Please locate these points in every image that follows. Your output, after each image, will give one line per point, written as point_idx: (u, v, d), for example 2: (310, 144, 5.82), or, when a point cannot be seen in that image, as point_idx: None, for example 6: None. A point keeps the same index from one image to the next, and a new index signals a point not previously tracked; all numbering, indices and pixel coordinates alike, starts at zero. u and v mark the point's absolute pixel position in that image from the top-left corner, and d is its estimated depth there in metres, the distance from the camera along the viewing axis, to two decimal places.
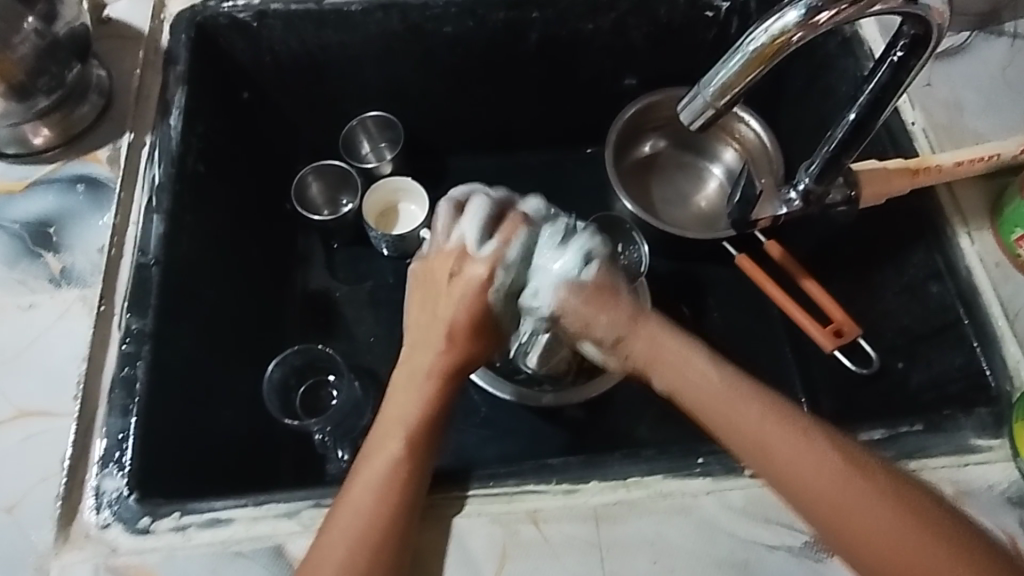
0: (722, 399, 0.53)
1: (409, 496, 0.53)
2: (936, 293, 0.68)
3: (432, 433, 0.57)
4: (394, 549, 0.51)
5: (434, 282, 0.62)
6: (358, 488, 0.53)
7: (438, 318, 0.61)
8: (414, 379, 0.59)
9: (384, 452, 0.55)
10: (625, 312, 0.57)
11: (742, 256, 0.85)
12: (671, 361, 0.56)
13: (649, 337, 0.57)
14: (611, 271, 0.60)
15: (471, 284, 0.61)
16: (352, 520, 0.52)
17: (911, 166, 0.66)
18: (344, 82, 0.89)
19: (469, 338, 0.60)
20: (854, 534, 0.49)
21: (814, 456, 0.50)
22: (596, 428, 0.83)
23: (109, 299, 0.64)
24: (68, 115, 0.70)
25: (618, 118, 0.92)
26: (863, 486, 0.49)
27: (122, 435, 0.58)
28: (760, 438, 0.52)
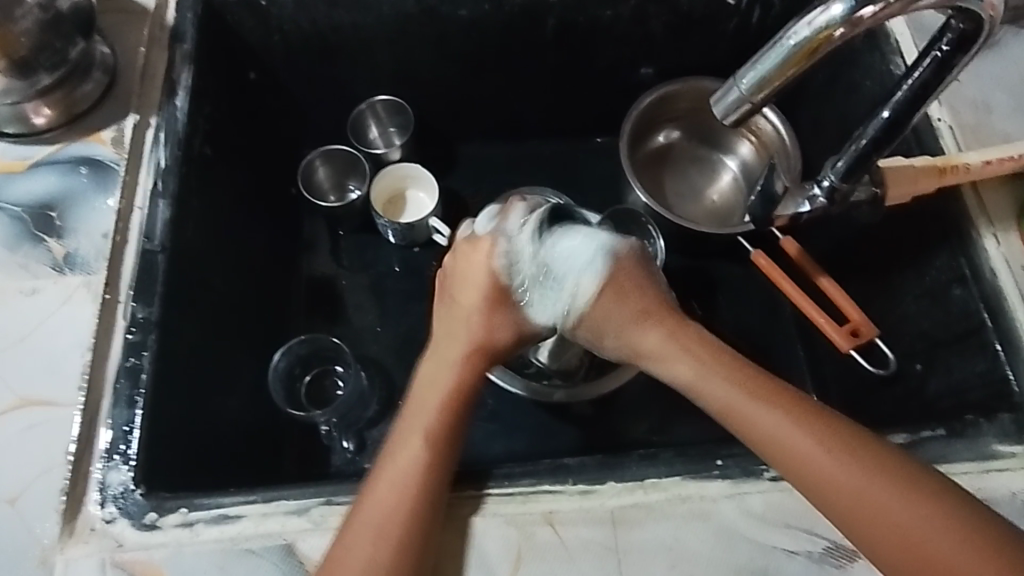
0: (740, 395, 0.54)
1: (436, 487, 0.52)
2: (959, 296, 0.67)
3: (456, 423, 0.57)
4: (421, 541, 0.50)
5: (462, 273, 0.65)
6: (383, 480, 0.53)
7: (464, 307, 0.64)
8: (440, 370, 0.60)
9: (410, 440, 0.55)
10: (632, 305, 0.60)
11: (758, 252, 0.84)
12: (686, 356, 0.57)
13: (660, 332, 0.59)
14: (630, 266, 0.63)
15: (487, 269, 0.64)
16: (381, 514, 0.51)
17: (938, 165, 0.64)
18: (354, 64, 0.86)
19: (493, 327, 0.63)
20: (880, 531, 0.48)
21: (839, 451, 0.50)
22: (605, 424, 0.82)
23: (114, 288, 0.61)
24: (71, 94, 0.67)
25: (634, 108, 0.90)
26: (883, 483, 0.49)
27: (127, 427, 0.56)
28: (779, 435, 0.52)
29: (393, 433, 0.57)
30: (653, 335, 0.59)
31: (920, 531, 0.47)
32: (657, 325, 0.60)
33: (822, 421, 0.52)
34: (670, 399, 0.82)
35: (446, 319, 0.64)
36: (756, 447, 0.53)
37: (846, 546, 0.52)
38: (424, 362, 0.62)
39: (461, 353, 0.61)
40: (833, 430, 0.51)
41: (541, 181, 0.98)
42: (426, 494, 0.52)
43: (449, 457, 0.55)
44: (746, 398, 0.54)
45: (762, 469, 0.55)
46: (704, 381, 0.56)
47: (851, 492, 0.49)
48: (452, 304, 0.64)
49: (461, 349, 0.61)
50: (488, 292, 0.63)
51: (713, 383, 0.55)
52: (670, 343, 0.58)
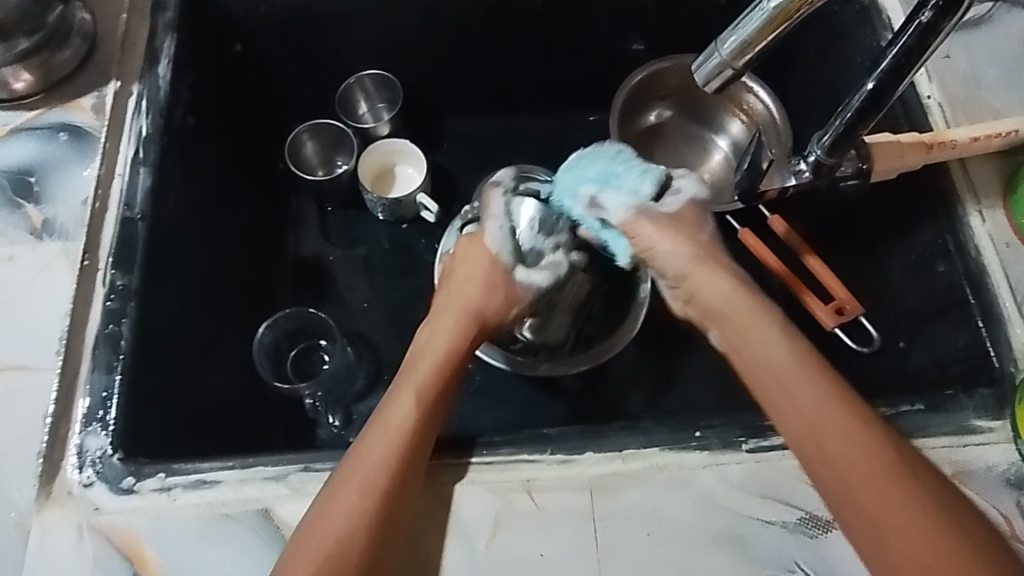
0: (784, 368, 0.54)
1: (419, 452, 0.52)
2: (944, 272, 0.66)
3: (448, 390, 0.58)
4: (395, 505, 0.50)
5: (470, 255, 0.67)
6: (371, 441, 0.52)
7: (467, 278, 0.66)
8: (438, 338, 0.61)
9: (400, 401, 0.55)
10: (686, 249, 0.61)
11: (745, 229, 0.82)
12: (735, 319, 0.57)
13: (717, 283, 0.59)
14: (700, 211, 0.64)
15: (478, 242, 0.68)
16: (366, 468, 0.51)
17: (926, 140, 0.64)
18: (341, 36, 0.86)
19: (486, 293, 0.65)
20: (886, 529, 0.47)
21: (867, 444, 0.49)
22: (591, 401, 0.82)
23: (93, 255, 0.61)
24: (49, 59, 0.66)
25: (624, 85, 0.89)
26: (905, 487, 0.48)
27: (105, 394, 0.56)
28: (812, 413, 0.51)
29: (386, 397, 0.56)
30: (710, 289, 0.59)
31: (927, 532, 0.46)
32: (715, 274, 0.59)
33: (860, 414, 0.51)
34: (657, 376, 0.83)
35: (450, 293, 0.66)
36: (783, 414, 0.53)
37: (822, 514, 0.53)
38: (422, 335, 0.63)
39: (456, 329, 0.62)
40: (868, 424, 0.50)
41: (531, 158, 0.97)
42: (407, 459, 0.52)
43: (433, 425, 0.55)
44: (794, 372, 0.53)
45: (740, 441, 0.55)
46: (754, 343, 0.56)
47: (865, 475, 0.48)
48: (456, 282, 0.66)
49: (455, 326, 0.63)
50: (488, 269, 0.66)
51: (765, 350, 0.55)
52: (734, 302, 0.58)
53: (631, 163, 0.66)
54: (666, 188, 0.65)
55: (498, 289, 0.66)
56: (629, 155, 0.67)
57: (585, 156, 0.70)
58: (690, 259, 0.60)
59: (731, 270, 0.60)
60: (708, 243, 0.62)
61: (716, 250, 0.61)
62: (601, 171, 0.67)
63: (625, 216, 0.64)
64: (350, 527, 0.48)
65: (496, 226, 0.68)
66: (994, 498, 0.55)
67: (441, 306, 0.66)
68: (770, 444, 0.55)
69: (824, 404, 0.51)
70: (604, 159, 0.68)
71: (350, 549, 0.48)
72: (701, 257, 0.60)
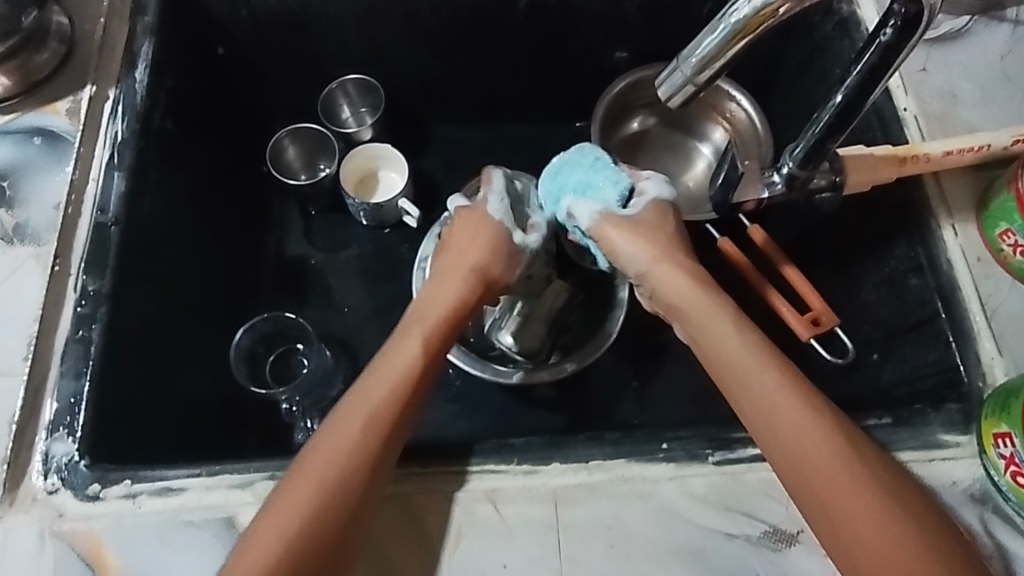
0: (743, 362, 0.54)
1: (391, 440, 0.52)
2: (916, 286, 0.67)
3: (435, 365, 0.57)
4: (360, 500, 0.50)
5: (469, 225, 0.66)
6: (338, 430, 0.52)
7: (467, 247, 0.65)
8: (431, 311, 0.60)
9: (378, 384, 0.54)
10: (650, 250, 0.62)
11: (725, 239, 0.82)
12: (699, 316, 0.57)
13: (677, 281, 0.60)
14: (661, 210, 0.65)
15: (479, 214, 0.67)
16: (332, 445, 0.51)
17: (899, 154, 0.64)
18: (324, 41, 0.86)
19: (491, 261, 0.64)
20: (842, 519, 0.47)
21: (823, 437, 0.49)
22: (569, 409, 0.83)
23: (65, 259, 0.61)
24: (27, 62, 0.66)
25: (606, 93, 0.89)
26: (861, 478, 0.48)
27: (73, 400, 0.56)
28: (770, 405, 0.51)
29: (363, 378, 0.55)
30: (673, 285, 0.60)
31: (882, 531, 0.46)
32: (673, 272, 0.60)
33: (816, 408, 0.51)
34: (634, 384, 0.83)
35: (452, 259, 0.64)
36: (745, 409, 0.53)
37: (784, 530, 0.53)
38: (419, 297, 0.62)
39: (452, 301, 0.61)
40: (823, 418, 0.50)
41: (515, 165, 0.97)
42: (378, 451, 0.51)
43: (414, 407, 0.55)
44: (754, 366, 0.53)
45: (707, 453, 0.55)
46: (714, 339, 0.56)
47: (822, 473, 0.49)
48: (456, 249, 0.65)
49: (451, 299, 0.61)
50: (491, 239, 0.65)
51: (723, 347, 0.55)
52: (696, 299, 0.58)
53: (607, 171, 0.67)
54: (635, 194, 0.66)
55: (500, 257, 0.65)
56: (606, 162, 0.68)
57: (565, 162, 0.70)
58: (650, 258, 0.61)
59: (692, 268, 0.61)
60: (671, 242, 0.63)
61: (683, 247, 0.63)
62: (577, 178, 0.68)
63: (593, 224, 0.65)
64: (320, 503, 0.49)
65: (494, 200, 0.67)
66: (959, 514, 0.55)
67: (438, 272, 0.64)
68: (736, 457, 0.55)
69: (781, 397, 0.51)
70: (584, 167, 0.68)
71: (315, 531, 0.48)
72: (662, 257, 0.61)
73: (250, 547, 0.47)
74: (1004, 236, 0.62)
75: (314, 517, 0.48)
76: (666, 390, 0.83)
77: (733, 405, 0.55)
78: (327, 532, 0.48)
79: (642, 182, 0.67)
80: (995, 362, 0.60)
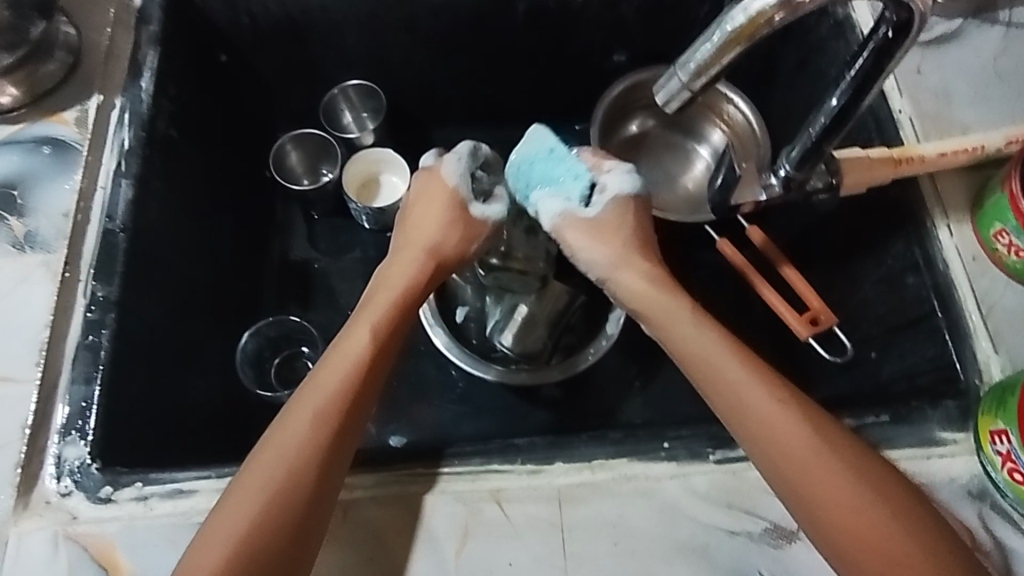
0: (707, 358, 0.55)
1: (345, 430, 0.53)
2: (913, 285, 0.68)
3: (388, 350, 0.58)
4: (309, 496, 0.50)
5: (428, 193, 0.66)
6: (285, 430, 0.52)
7: (425, 219, 0.65)
8: (385, 292, 0.61)
9: (333, 367, 0.55)
10: (610, 252, 0.62)
11: (724, 240, 0.83)
12: (662, 316, 0.58)
13: (638, 286, 0.60)
14: (624, 209, 0.63)
15: (437, 181, 0.66)
16: (290, 440, 0.52)
17: (894, 155, 0.65)
18: (326, 47, 0.87)
19: (448, 234, 0.64)
20: (817, 501, 0.50)
21: (789, 424, 0.51)
22: (570, 409, 0.84)
23: (74, 266, 0.62)
24: (34, 72, 0.67)
25: (605, 96, 0.91)
26: (828, 460, 0.50)
27: (84, 404, 0.57)
28: (737, 400, 0.53)
29: (313, 374, 0.55)
30: (634, 289, 0.60)
31: (865, 514, 0.48)
32: (635, 278, 0.61)
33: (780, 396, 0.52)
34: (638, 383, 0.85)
35: (409, 234, 0.65)
36: (716, 405, 0.54)
37: (785, 527, 0.54)
38: (378, 276, 0.64)
39: (405, 282, 0.62)
40: (788, 406, 0.52)
41: None
42: (329, 443, 0.52)
43: (368, 394, 0.56)
44: (719, 362, 0.55)
45: (708, 452, 0.56)
46: (680, 340, 0.57)
47: (800, 463, 0.50)
48: (413, 224, 0.65)
49: (406, 282, 0.62)
50: (446, 208, 0.65)
51: (691, 347, 0.56)
52: (656, 300, 0.59)
53: (568, 162, 0.64)
54: (598, 190, 0.64)
55: (451, 235, 0.65)
56: (564, 152, 0.65)
57: (524, 151, 0.66)
58: (609, 265, 0.62)
59: (653, 271, 0.61)
60: (632, 245, 0.62)
61: (648, 245, 0.63)
62: (538, 173, 0.65)
63: (558, 226, 0.64)
64: (276, 493, 0.50)
65: (454, 164, 0.66)
66: (957, 510, 0.56)
67: (397, 247, 0.65)
68: (737, 455, 0.56)
69: (747, 389, 0.53)
70: (542, 160, 0.65)
71: (270, 524, 0.49)
72: (623, 260, 0.61)
73: (209, 533, 0.49)
74: (999, 236, 0.62)
75: (258, 520, 0.49)
76: (667, 388, 0.84)
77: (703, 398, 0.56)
78: (277, 528, 0.49)
79: (606, 176, 0.64)
80: (993, 360, 0.61)
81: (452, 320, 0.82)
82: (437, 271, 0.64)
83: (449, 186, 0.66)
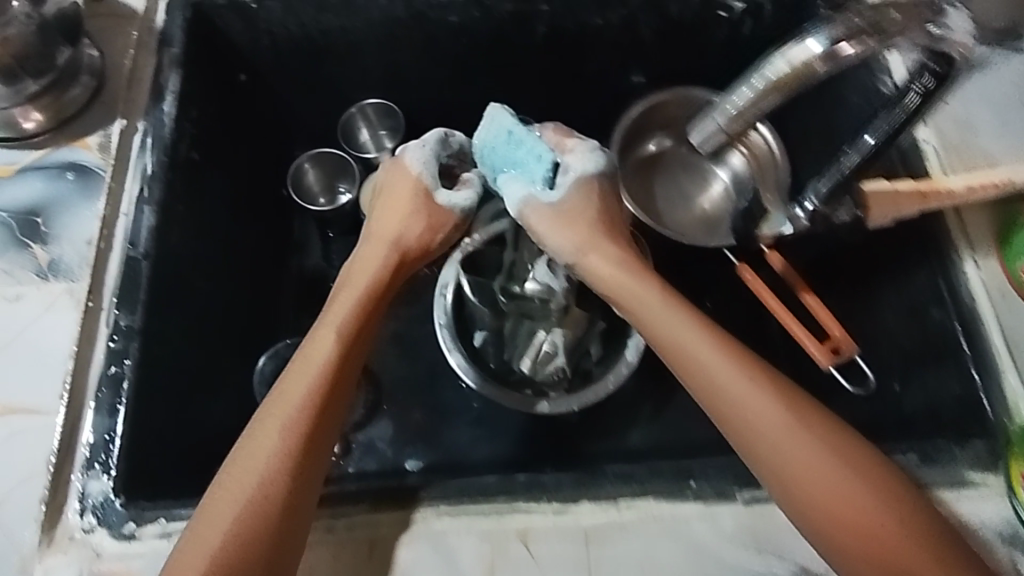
0: (673, 337, 0.58)
1: (323, 420, 0.55)
2: (937, 319, 0.67)
3: (355, 349, 0.60)
4: (286, 484, 0.52)
5: (394, 185, 0.68)
6: (259, 432, 0.54)
7: (391, 212, 0.67)
8: (350, 293, 0.63)
9: (312, 360, 0.57)
10: (579, 236, 0.63)
11: (742, 264, 0.82)
12: (631, 297, 0.61)
13: (606, 268, 0.62)
14: (584, 194, 0.65)
15: (402, 172, 0.68)
16: (268, 432, 0.54)
17: (921, 189, 0.66)
18: (345, 67, 0.86)
19: (414, 228, 0.67)
20: (786, 475, 0.52)
21: (754, 398, 0.54)
22: (586, 431, 0.85)
23: (97, 296, 0.61)
24: (59, 98, 0.67)
25: (624, 117, 0.91)
26: (795, 435, 0.52)
27: (108, 436, 0.56)
28: (702, 379, 0.56)
29: (285, 375, 0.57)
30: (603, 272, 0.62)
31: (834, 487, 0.51)
32: (602, 261, 0.62)
33: (745, 370, 0.55)
34: (652, 404, 0.86)
35: (376, 229, 0.67)
36: (686, 381, 0.58)
37: (814, 569, 0.53)
38: (343, 276, 0.66)
39: (369, 282, 0.64)
40: (754, 379, 0.54)
41: None
42: (306, 430, 0.54)
43: (340, 386, 0.58)
44: (684, 341, 0.57)
45: (735, 491, 0.56)
46: (649, 318, 0.60)
47: (766, 437, 0.53)
48: (380, 218, 0.67)
49: (368, 281, 0.64)
50: (412, 201, 0.67)
51: (661, 328, 0.59)
52: (625, 281, 0.61)
53: (528, 146, 0.66)
54: (561, 172, 0.66)
55: (416, 226, 0.67)
56: (523, 134, 0.67)
57: (489, 136, 0.68)
58: (577, 250, 0.63)
59: (621, 253, 0.63)
60: (598, 228, 0.64)
61: (614, 228, 0.65)
62: (503, 159, 0.67)
63: (518, 209, 0.66)
64: (257, 488, 0.51)
65: (419, 154, 0.68)
66: (988, 554, 0.55)
67: (360, 244, 0.67)
68: (764, 494, 0.55)
69: (715, 367, 0.55)
70: (504, 145, 0.67)
71: (250, 522, 0.50)
72: (591, 243, 0.63)
73: (194, 537, 0.50)
74: None
75: (241, 526, 0.50)
76: (681, 413, 0.86)
77: (677, 376, 0.59)
78: (260, 521, 0.50)
79: (568, 156, 0.66)
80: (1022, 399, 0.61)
81: (470, 343, 0.81)
82: (400, 267, 0.67)
83: (415, 176, 0.68)
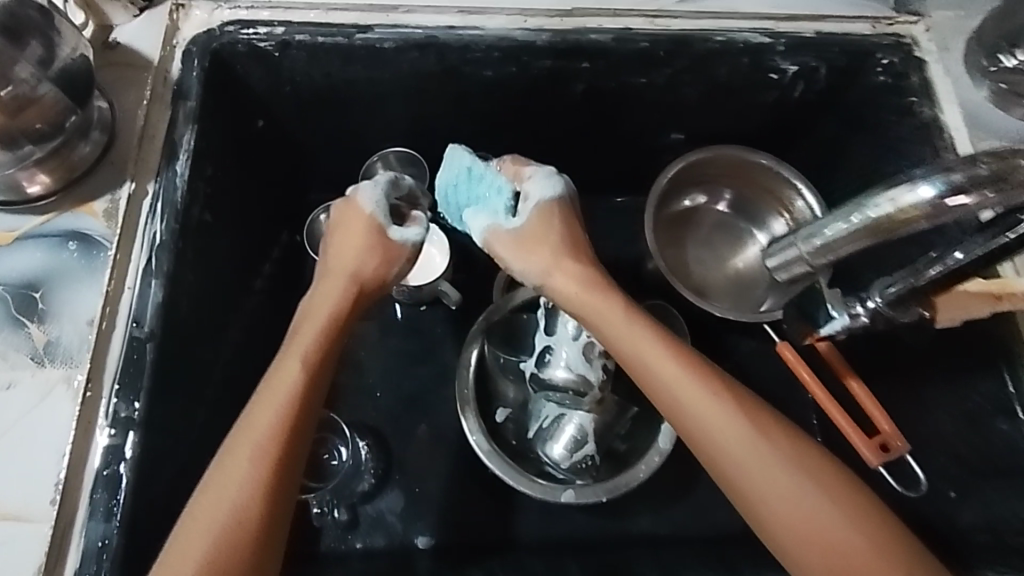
0: (652, 363, 0.56)
1: (293, 441, 0.52)
2: (1007, 432, 0.65)
3: (324, 371, 0.55)
4: (262, 513, 0.49)
5: (344, 221, 0.61)
6: (222, 476, 0.50)
7: (342, 244, 0.60)
8: (315, 313, 0.57)
9: (278, 388, 0.53)
10: (547, 254, 0.59)
11: (782, 343, 0.76)
12: (603, 320, 0.58)
13: (572, 290, 0.59)
14: (544, 216, 0.61)
15: (349, 206, 0.61)
16: (235, 463, 0.50)
17: (994, 291, 0.60)
18: (369, 117, 0.81)
19: (369, 265, 0.59)
20: (768, 504, 0.52)
21: (733, 424, 0.53)
22: (610, 514, 0.80)
23: (96, 383, 0.57)
24: (67, 157, 0.62)
25: (659, 179, 0.84)
26: (778, 465, 0.52)
27: (102, 544, 0.53)
28: (680, 408, 0.55)
29: (249, 406, 0.53)
30: (570, 294, 0.59)
31: (816, 518, 0.51)
32: (568, 282, 0.59)
33: (726, 395, 0.54)
34: (675, 484, 0.81)
35: (330, 262, 0.60)
36: (663, 407, 0.56)
37: None
38: (303, 306, 0.58)
39: (335, 305, 0.57)
40: (733, 406, 0.54)
41: None
42: (279, 457, 0.51)
43: (311, 409, 0.54)
44: (664, 367, 0.55)
45: None
46: (624, 342, 0.57)
47: (747, 467, 0.52)
48: (332, 252, 0.60)
49: (331, 306, 0.57)
50: (365, 237, 0.60)
51: (642, 355, 0.56)
52: (592, 302, 0.58)
53: (487, 180, 0.65)
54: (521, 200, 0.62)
55: (370, 262, 0.59)
56: (482, 169, 0.65)
57: (450, 178, 0.67)
58: (544, 271, 0.59)
59: (589, 272, 0.60)
60: (566, 246, 0.60)
61: (581, 247, 0.61)
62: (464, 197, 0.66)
63: (484, 238, 0.62)
64: (225, 526, 0.48)
65: (367, 189, 0.62)
66: None
67: (316, 283, 0.59)
68: None
69: (699, 395, 0.54)
70: (465, 183, 0.66)
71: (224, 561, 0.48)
72: (560, 260, 0.59)
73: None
74: None
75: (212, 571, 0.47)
76: (708, 495, 0.81)
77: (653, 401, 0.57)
78: (237, 556, 0.48)
79: (526, 183, 0.63)
80: None
81: (492, 420, 0.78)
82: (359, 302, 0.59)
83: (365, 213, 0.61)
